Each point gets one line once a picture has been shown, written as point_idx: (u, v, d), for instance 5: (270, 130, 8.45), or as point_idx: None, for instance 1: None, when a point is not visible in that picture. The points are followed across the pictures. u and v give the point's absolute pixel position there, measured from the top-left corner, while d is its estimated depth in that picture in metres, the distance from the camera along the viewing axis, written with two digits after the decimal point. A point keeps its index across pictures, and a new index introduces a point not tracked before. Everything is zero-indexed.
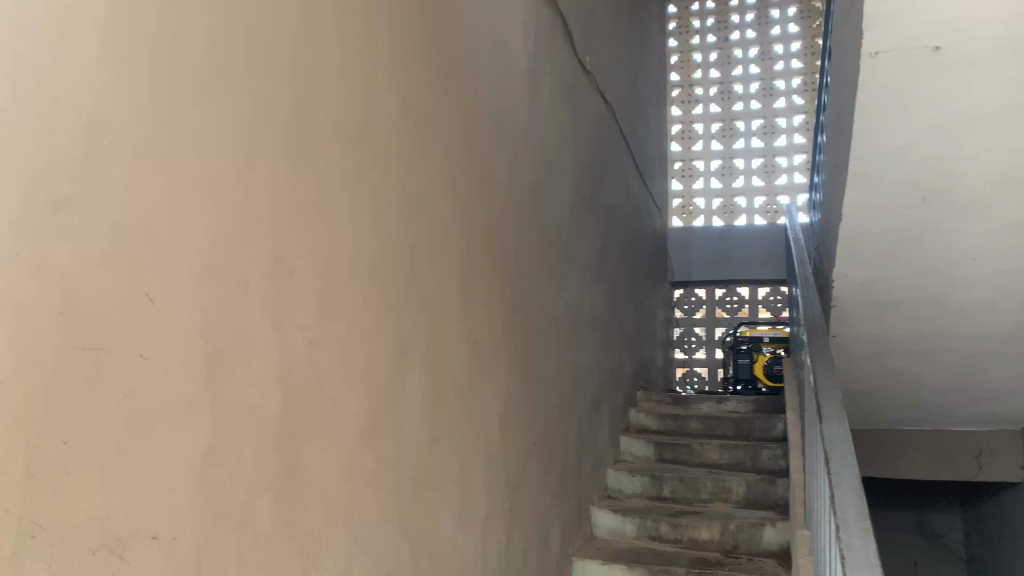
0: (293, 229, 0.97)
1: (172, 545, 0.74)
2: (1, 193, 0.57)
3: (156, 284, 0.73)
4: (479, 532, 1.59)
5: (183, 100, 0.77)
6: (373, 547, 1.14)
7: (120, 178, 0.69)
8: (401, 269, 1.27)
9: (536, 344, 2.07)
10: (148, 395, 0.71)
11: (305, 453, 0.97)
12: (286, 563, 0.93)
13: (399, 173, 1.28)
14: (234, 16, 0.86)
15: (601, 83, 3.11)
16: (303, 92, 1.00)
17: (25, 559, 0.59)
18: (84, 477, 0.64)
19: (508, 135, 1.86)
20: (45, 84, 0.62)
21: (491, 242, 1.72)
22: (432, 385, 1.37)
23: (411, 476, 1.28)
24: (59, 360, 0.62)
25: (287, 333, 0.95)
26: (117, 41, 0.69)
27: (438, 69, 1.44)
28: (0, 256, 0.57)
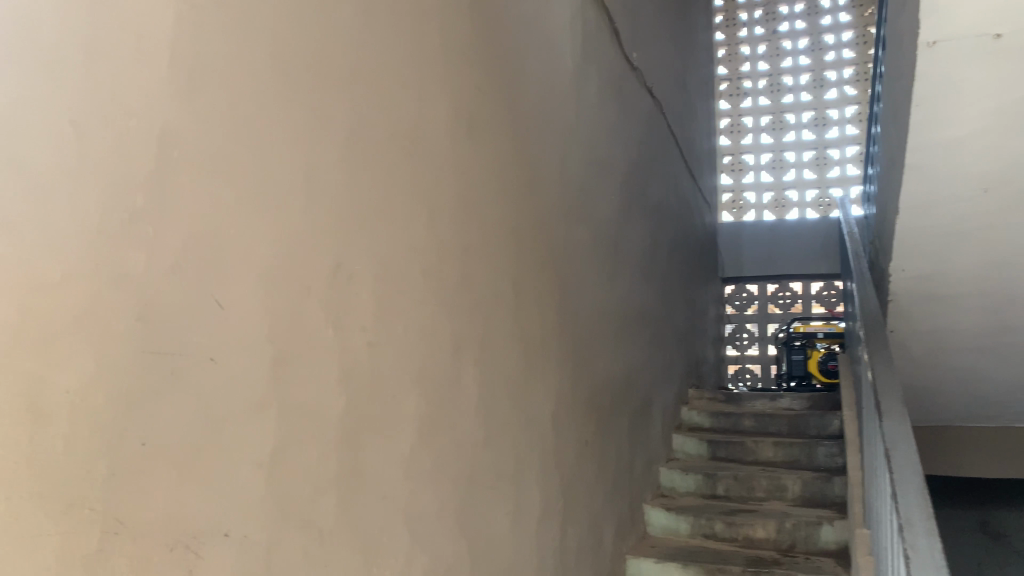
0: (352, 232, 0.99)
1: (243, 541, 0.76)
2: (80, 204, 0.60)
3: (225, 289, 0.75)
4: (534, 531, 1.60)
5: (246, 111, 0.80)
6: (431, 545, 1.16)
7: (190, 188, 0.72)
8: (455, 269, 1.29)
9: (588, 342, 2.08)
10: (219, 397, 0.74)
11: (366, 452, 1.00)
12: (350, 560, 0.95)
13: (452, 176, 1.30)
14: (294, 27, 0.89)
15: (648, 79, 3.09)
16: (359, 99, 1.02)
17: (108, 555, 0.61)
18: (162, 476, 0.67)
19: (557, 134, 1.87)
20: (120, 98, 0.64)
21: (541, 242, 1.73)
22: (486, 385, 1.39)
23: (467, 474, 1.30)
24: (138, 364, 0.65)
25: (348, 334, 0.97)
26: (184, 57, 0.72)
27: (487, 70, 1.46)
28: (81, 264, 0.60)
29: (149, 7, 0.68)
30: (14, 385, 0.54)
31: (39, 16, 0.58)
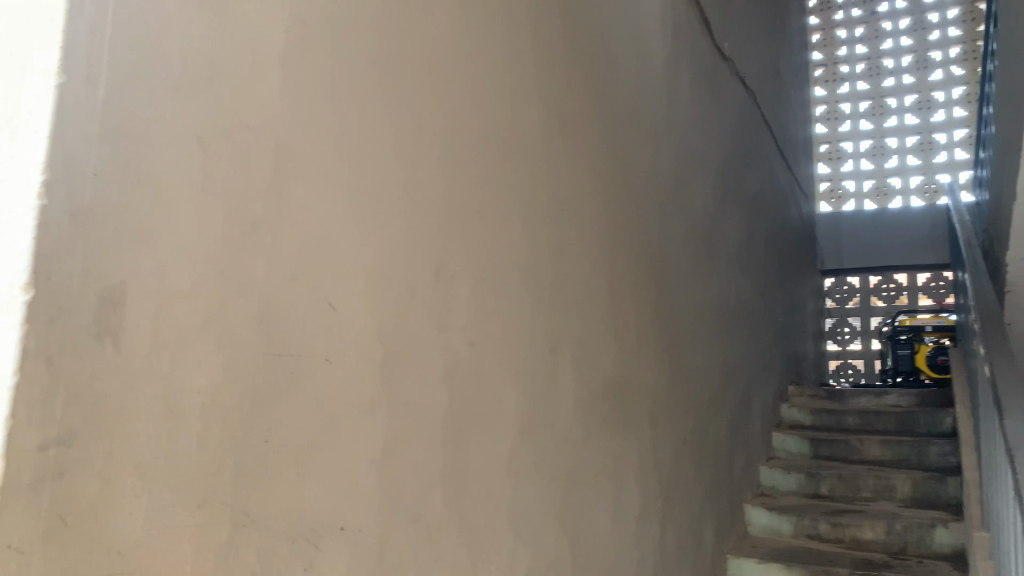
0: (452, 235, 1.02)
1: (358, 535, 0.79)
2: (206, 217, 0.64)
3: (336, 293, 0.79)
4: (634, 529, 1.59)
5: (352, 119, 0.83)
6: (534, 541, 1.18)
7: (303, 198, 0.75)
8: (551, 268, 1.30)
9: (684, 339, 2.05)
10: (332, 397, 0.77)
11: (469, 450, 1.02)
12: (457, 555, 0.98)
13: (547, 176, 1.31)
14: (394, 36, 0.91)
15: (741, 69, 3.02)
16: (456, 104, 1.04)
17: (239, 546, 0.65)
18: (284, 472, 0.71)
19: (649, 128, 1.86)
20: (240, 115, 0.68)
21: (636, 240, 1.72)
22: (584, 383, 1.39)
23: (567, 472, 1.31)
24: (261, 365, 0.68)
25: (450, 334, 0.99)
26: (294, 73, 0.75)
27: (579, 68, 1.46)
28: (208, 273, 0.64)
29: (262, 25, 0.71)
30: (153, 388, 0.58)
31: (167, 36, 0.61)
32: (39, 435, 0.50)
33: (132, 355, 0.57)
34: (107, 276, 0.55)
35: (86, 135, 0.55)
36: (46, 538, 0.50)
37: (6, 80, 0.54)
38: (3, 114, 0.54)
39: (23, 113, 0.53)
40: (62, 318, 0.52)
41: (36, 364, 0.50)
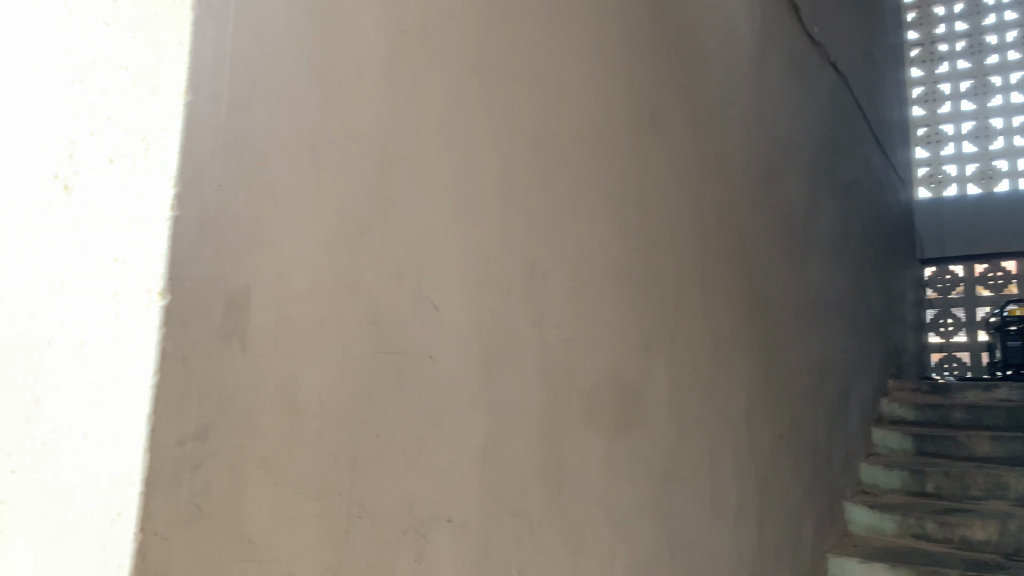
0: (547, 234, 1.03)
1: (463, 528, 0.82)
2: (319, 222, 0.67)
3: (437, 293, 0.81)
4: (731, 527, 1.57)
5: (449, 123, 0.85)
6: (632, 537, 1.18)
7: (407, 202, 0.78)
8: (643, 264, 1.30)
9: (779, 333, 2.01)
10: (437, 393, 0.80)
11: (568, 446, 1.03)
12: (557, 550, 0.99)
13: (639, 173, 1.31)
14: (488, 40, 0.94)
15: (833, 54, 2.93)
16: (548, 104, 1.06)
17: (355, 536, 0.68)
18: (395, 466, 0.73)
19: (739, 119, 1.83)
20: (348, 123, 0.71)
21: (729, 234, 1.70)
22: (678, 379, 1.39)
23: (663, 468, 1.30)
24: (372, 363, 0.71)
25: (546, 331, 1.01)
26: (398, 81, 0.78)
27: (669, 62, 1.46)
28: (321, 276, 0.67)
29: (368, 37, 0.74)
30: (275, 385, 0.62)
31: (282, 51, 0.65)
32: (178, 429, 0.54)
33: (257, 353, 0.60)
34: (234, 281, 0.59)
35: (211, 148, 0.58)
36: (186, 525, 0.54)
37: (139, 100, 0.58)
38: (139, 131, 0.58)
39: (155, 130, 0.57)
40: (194, 321, 0.55)
41: (174, 362, 0.54)
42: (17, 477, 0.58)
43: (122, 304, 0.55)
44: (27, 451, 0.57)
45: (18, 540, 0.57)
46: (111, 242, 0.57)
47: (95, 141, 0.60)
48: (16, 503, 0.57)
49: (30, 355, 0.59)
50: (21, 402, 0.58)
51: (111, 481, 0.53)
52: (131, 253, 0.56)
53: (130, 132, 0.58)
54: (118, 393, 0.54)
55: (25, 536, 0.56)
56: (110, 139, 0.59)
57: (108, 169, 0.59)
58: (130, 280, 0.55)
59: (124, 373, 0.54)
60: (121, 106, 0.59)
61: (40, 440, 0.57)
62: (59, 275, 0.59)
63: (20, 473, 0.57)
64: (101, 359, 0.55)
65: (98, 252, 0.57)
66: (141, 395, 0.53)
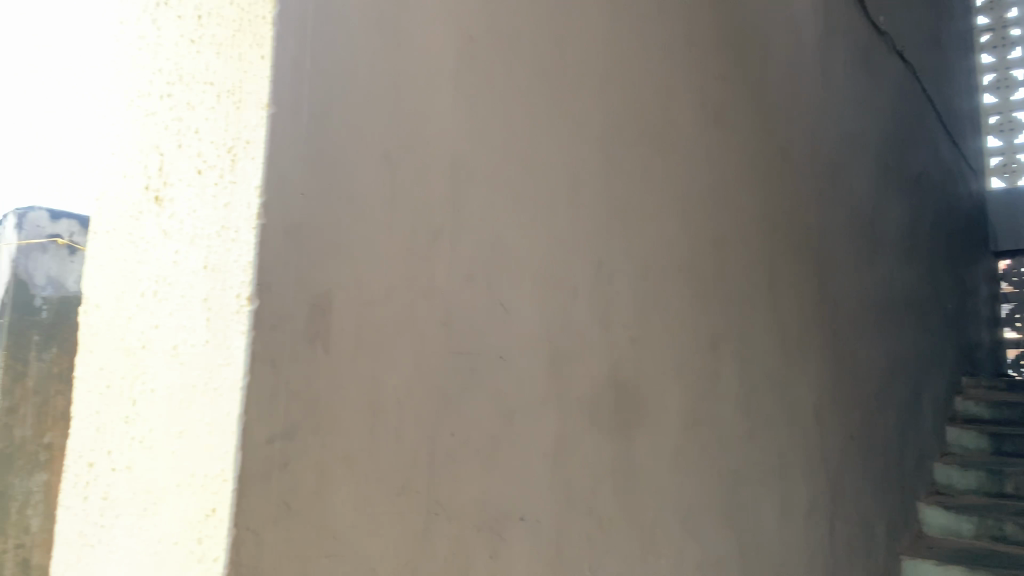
0: (613, 234, 1.03)
1: (537, 526, 0.83)
2: (393, 227, 0.69)
3: (507, 295, 0.82)
4: (801, 527, 1.55)
5: (518, 127, 0.87)
6: (702, 537, 1.17)
7: (476, 205, 0.79)
8: (709, 262, 1.29)
9: (848, 329, 1.97)
10: (509, 393, 0.81)
11: (637, 446, 1.03)
12: (628, 550, 0.99)
13: (705, 171, 1.31)
14: (552, 42, 0.94)
15: (900, 43, 2.86)
16: (613, 104, 1.06)
17: (434, 532, 0.70)
18: (469, 465, 0.75)
19: (804, 113, 1.80)
20: (419, 129, 0.73)
21: (795, 231, 1.67)
22: (747, 377, 1.37)
23: (733, 469, 1.29)
24: (445, 364, 0.73)
25: (614, 331, 1.01)
26: (466, 86, 0.80)
27: (731, 57, 1.44)
28: (394, 280, 0.68)
29: (437, 46, 0.76)
30: (356, 386, 0.64)
31: (356, 61, 0.66)
32: (267, 429, 0.56)
33: (339, 355, 0.62)
34: (316, 287, 0.61)
35: (292, 158, 0.60)
36: (276, 521, 0.56)
37: (224, 113, 0.60)
38: (224, 143, 0.60)
39: (240, 142, 0.59)
40: (280, 325, 0.58)
41: (263, 364, 0.56)
42: (118, 474, 0.61)
43: (213, 310, 0.57)
44: (127, 450, 0.61)
45: (119, 534, 0.60)
46: (201, 251, 0.59)
47: (183, 154, 0.62)
48: (118, 500, 0.61)
49: (126, 360, 0.62)
50: (120, 404, 0.62)
51: (204, 479, 0.55)
52: (221, 260, 0.58)
53: (216, 144, 0.60)
54: (210, 395, 0.56)
55: (125, 530, 0.59)
56: (197, 152, 0.61)
57: (196, 180, 0.61)
58: (220, 287, 0.57)
59: (216, 376, 0.56)
60: (207, 119, 0.62)
61: (138, 440, 0.60)
62: (153, 282, 0.61)
63: (122, 471, 0.61)
64: (194, 363, 0.58)
65: (188, 260, 0.60)
66: (231, 396, 0.55)
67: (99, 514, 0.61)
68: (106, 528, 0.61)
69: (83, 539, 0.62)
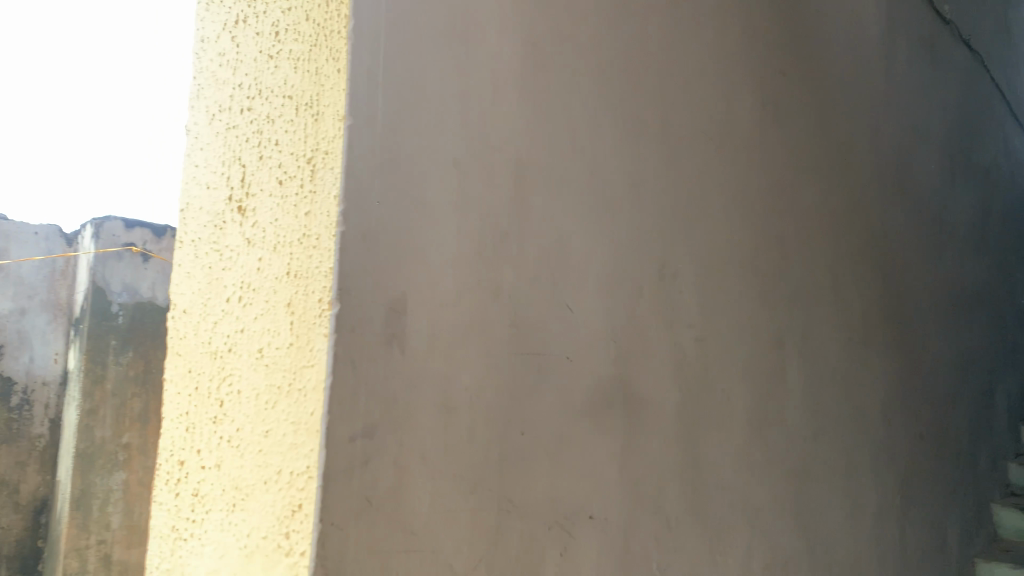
0: (677, 233, 1.04)
1: (605, 524, 0.84)
2: (462, 231, 0.71)
3: (573, 295, 0.84)
4: (871, 527, 1.52)
5: (581, 130, 0.88)
6: (771, 536, 1.17)
7: (541, 208, 0.81)
8: (773, 260, 1.28)
9: (916, 326, 1.93)
10: (577, 392, 0.82)
11: (703, 445, 1.04)
12: (696, 548, 0.99)
13: (767, 168, 1.30)
14: (614, 45, 0.96)
15: (966, 32, 2.78)
16: (675, 104, 1.07)
17: (506, 529, 0.71)
18: (539, 464, 0.76)
19: (868, 107, 1.77)
20: (485, 136, 0.75)
21: (860, 226, 1.65)
22: (813, 375, 1.36)
23: (800, 467, 1.28)
24: (515, 364, 0.75)
25: (679, 330, 1.01)
26: (531, 92, 0.81)
27: (792, 54, 1.43)
28: (465, 282, 0.70)
29: (501, 54, 0.78)
30: (430, 387, 0.66)
31: (425, 72, 0.69)
32: (349, 427, 0.58)
33: (413, 357, 0.64)
34: (392, 291, 0.63)
35: (368, 168, 0.62)
36: (359, 516, 0.58)
37: (302, 126, 0.63)
38: (303, 154, 0.62)
39: (319, 153, 0.62)
40: (360, 328, 0.60)
41: (345, 365, 0.59)
42: (208, 472, 0.64)
43: (296, 314, 0.60)
44: (216, 448, 0.63)
45: (209, 528, 0.63)
46: (283, 258, 0.62)
47: (264, 166, 0.65)
48: (207, 496, 0.63)
49: (213, 363, 0.64)
50: (208, 405, 0.64)
51: (290, 476, 0.57)
52: (303, 267, 0.60)
53: (296, 156, 0.63)
54: (295, 395, 0.59)
55: (215, 525, 0.62)
56: (278, 163, 0.64)
57: (277, 190, 0.63)
58: (302, 292, 0.60)
59: (301, 378, 0.59)
60: (287, 132, 0.64)
61: (226, 439, 0.63)
62: (237, 289, 0.64)
63: (211, 469, 0.64)
64: (278, 365, 0.60)
65: (271, 267, 0.62)
66: (315, 396, 0.58)
67: (190, 510, 0.64)
68: (197, 522, 0.64)
69: (176, 533, 0.65)
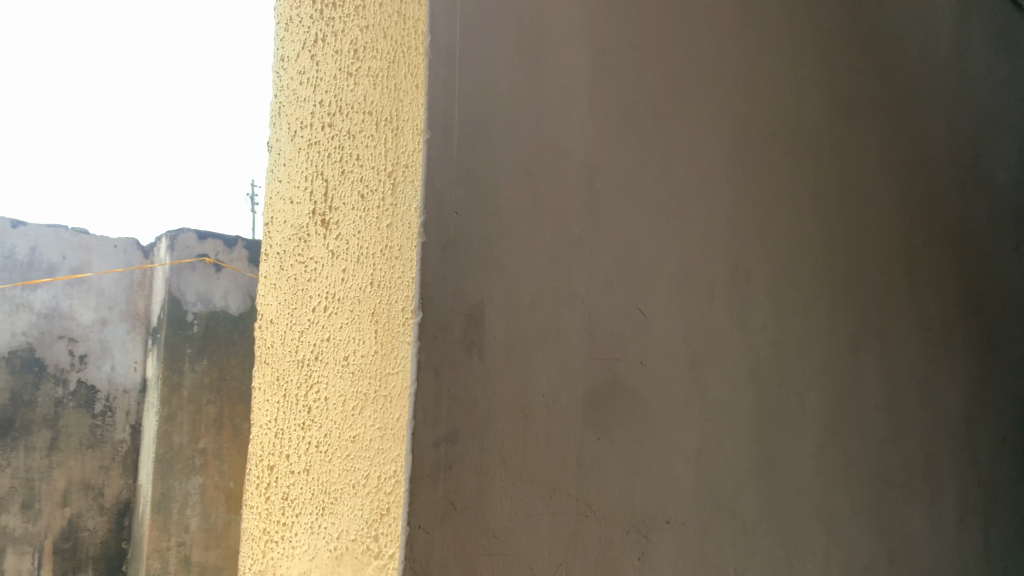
0: (748, 236, 1.03)
1: (682, 528, 0.84)
2: (535, 239, 0.72)
3: (645, 299, 0.84)
4: (953, 533, 1.48)
5: (649, 134, 0.88)
6: (849, 542, 1.15)
7: (612, 214, 0.81)
8: (846, 261, 1.26)
9: (996, 324, 1.86)
10: (651, 397, 0.82)
11: (779, 449, 1.02)
12: (774, 553, 0.99)
13: (838, 167, 1.28)
14: (681, 49, 0.96)
15: None
16: (743, 105, 1.06)
17: (585, 534, 0.72)
18: (616, 468, 0.77)
19: (941, 102, 1.72)
20: (556, 144, 0.75)
21: (936, 222, 1.60)
22: (889, 376, 1.33)
23: (878, 471, 1.25)
24: (589, 369, 0.75)
25: (752, 333, 1.01)
26: (599, 98, 0.82)
27: (860, 51, 1.41)
28: (538, 290, 0.71)
29: (570, 62, 0.79)
30: (508, 392, 0.66)
31: (497, 82, 0.70)
32: (433, 432, 0.59)
33: (492, 363, 0.65)
34: (470, 297, 0.64)
35: (447, 178, 0.63)
36: (445, 520, 0.59)
37: (384, 140, 0.65)
38: (385, 168, 0.64)
39: (401, 166, 0.63)
40: (441, 334, 0.60)
41: (429, 373, 0.59)
42: (298, 476, 0.66)
43: (381, 322, 0.61)
44: (306, 454, 0.66)
45: (300, 531, 0.65)
46: (366, 270, 0.64)
47: (346, 179, 0.67)
48: (297, 500, 0.66)
49: (300, 370, 0.67)
50: (298, 412, 0.67)
51: (378, 480, 0.59)
52: (386, 277, 0.62)
53: (377, 170, 0.64)
54: (382, 402, 0.60)
55: (304, 528, 0.64)
56: (359, 177, 0.66)
57: (360, 204, 0.65)
58: (387, 301, 0.61)
59: (387, 385, 0.60)
60: (367, 146, 0.66)
61: (315, 444, 0.65)
62: (323, 299, 0.67)
63: (300, 474, 0.66)
64: (364, 373, 0.62)
65: (355, 278, 0.64)
66: (401, 402, 0.58)
67: (281, 513, 0.67)
68: (287, 525, 0.66)
69: (267, 535, 0.68)
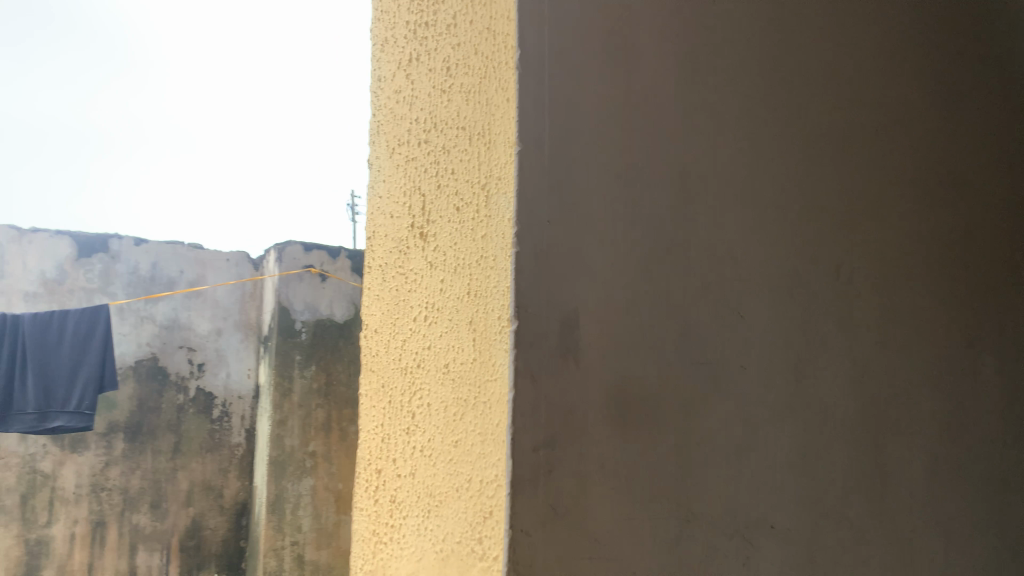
0: (848, 233, 1.00)
1: (787, 533, 0.82)
2: (628, 244, 0.72)
3: (742, 301, 0.83)
4: None
5: (743, 134, 0.87)
6: (969, 548, 1.10)
7: (706, 218, 0.81)
8: (957, 254, 1.21)
9: None
10: (751, 401, 0.82)
11: (888, 452, 0.99)
12: (887, 560, 0.96)
13: (944, 158, 1.23)
14: (771, 48, 0.95)
15: None
16: (837, 100, 1.04)
17: (687, 538, 0.72)
18: (716, 473, 0.76)
19: None
20: (647, 149, 0.76)
21: None
22: (1010, 374, 1.27)
23: (998, 474, 1.19)
24: (686, 374, 0.75)
25: (855, 333, 0.98)
26: (689, 101, 0.81)
27: (963, 37, 1.35)
28: (633, 295, 0.71)
29: (659, 68, 0.79)
30: (606, 398, 0.67)
31: (586, 90, 0.70)
32: (532, 438, 0.60)
33: (590, 368, 0.65)
34: (565, 303, 0.65)
35: (539, 189, 0.64)
36: (546, 524, 0.60)
37: (477, 154, 0.67)
38: (479, 182, 0.66)
39: (495, 179, 0.65)
40: (538, 342, 0.61)
41: (526, 379, 0.60)
42: (404, 480, 0.69)
43: (479, 331, 0.63)
44: (410, 457, 0.69)
45: (407, 532, 0.68)
46: (464, 280, 0.66)
47: (443, 194, 0.70)
48: (404, 503, 0.69)
49: (404, 377, 0.70)
50: (402, 417, 0.70)
51: (481, 484, 0.61)
52: (483, 287, 0.64)
53: (472, 183, 0.67)
54: (483, 408, 0.62)
55: (412, 530, 0.67)
56: (455, 191, 0.69)
57: (456, 217, 0.68)
58: (484, 310, 0.63)
59: (486, 392, 0.62)
60: (461, 160, 0.69)
61: (419, 449, 0.68)
62: (423, 309, 0.70)
63: (406, 477, 0.69)
64: (465, 379, 0.64)
65: (453, 288, 0.67)
66: (501, 408, 0.60)
67: (389, 515, 0.70)
68: (396, 527, 0.69)
69: (376, 536, 0.71)
